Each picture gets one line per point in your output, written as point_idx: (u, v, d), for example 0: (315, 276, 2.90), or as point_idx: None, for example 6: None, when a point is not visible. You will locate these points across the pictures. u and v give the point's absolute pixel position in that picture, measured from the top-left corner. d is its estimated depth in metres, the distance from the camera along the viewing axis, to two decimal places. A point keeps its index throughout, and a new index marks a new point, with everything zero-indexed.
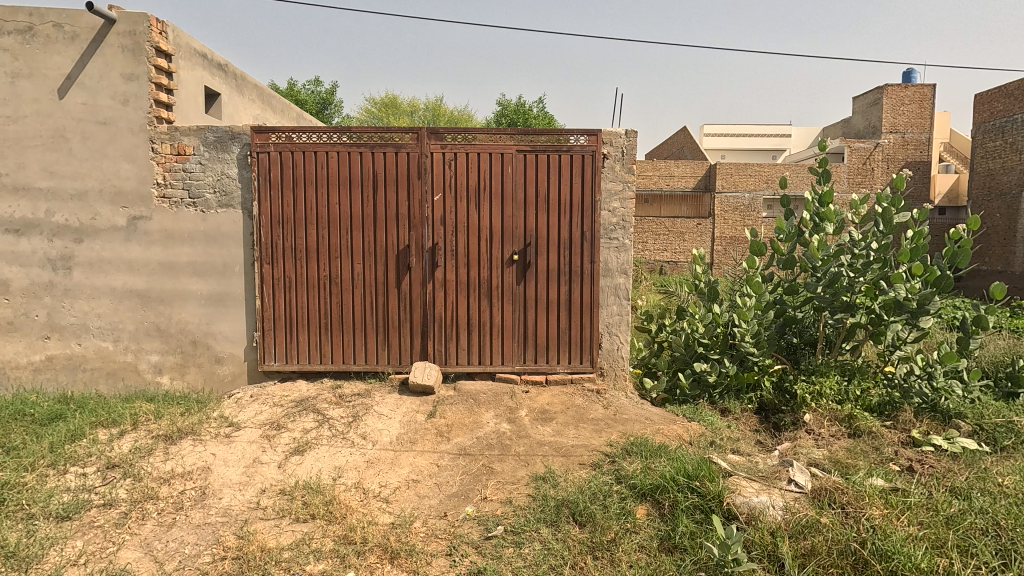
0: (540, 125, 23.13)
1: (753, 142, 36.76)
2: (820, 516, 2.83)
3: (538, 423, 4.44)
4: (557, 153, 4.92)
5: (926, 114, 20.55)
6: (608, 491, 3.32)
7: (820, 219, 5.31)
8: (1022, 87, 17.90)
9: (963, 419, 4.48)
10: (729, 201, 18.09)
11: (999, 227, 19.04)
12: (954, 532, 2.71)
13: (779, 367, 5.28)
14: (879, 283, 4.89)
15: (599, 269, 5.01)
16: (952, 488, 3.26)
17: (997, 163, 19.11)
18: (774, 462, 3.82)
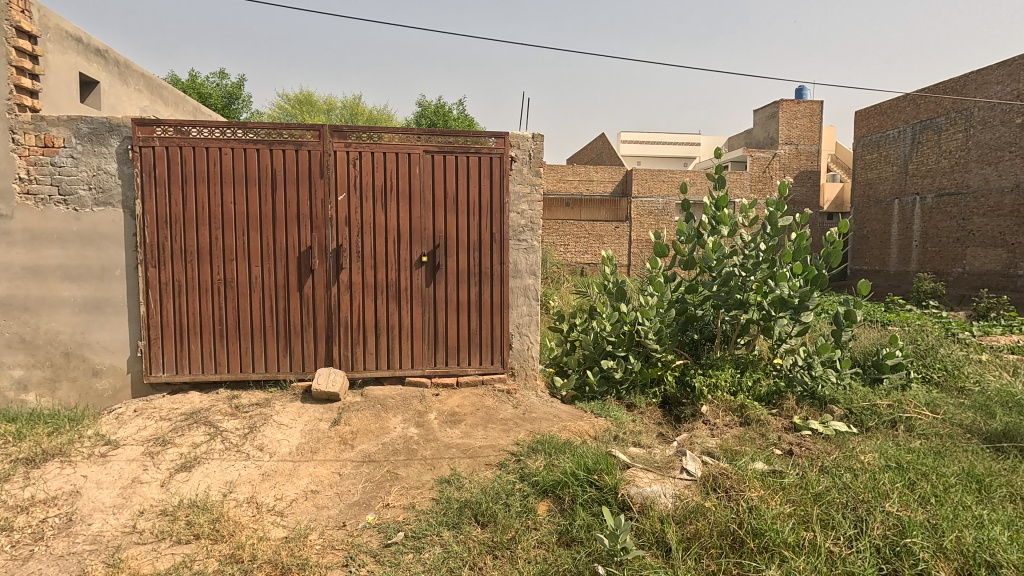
0: (460, 126, 23.11)
1: (667, 150, 38.81)
2: (705, 501, 3.01)
3: (446, 426, 4.40)
4: (465, 154, 4.91)
5: (815, 128, 22.58)
6: (510, 490, 3.35)
7: (716, 223, 5.62)
8: (893, 106, 20.46)
9: (836, 404, 4.94)
10: (644, 205, 18.99)
11: (876, 231, 21.22)
12: (820, 506, 2.96)
13: (680, 362, 5.57)
14: (767, 281, 5.27)
15: (509, 270, 5.06)
16: (822, 468, 3.56)
17: (874, 174, 21.34)
18: (671, 453, 4.01)
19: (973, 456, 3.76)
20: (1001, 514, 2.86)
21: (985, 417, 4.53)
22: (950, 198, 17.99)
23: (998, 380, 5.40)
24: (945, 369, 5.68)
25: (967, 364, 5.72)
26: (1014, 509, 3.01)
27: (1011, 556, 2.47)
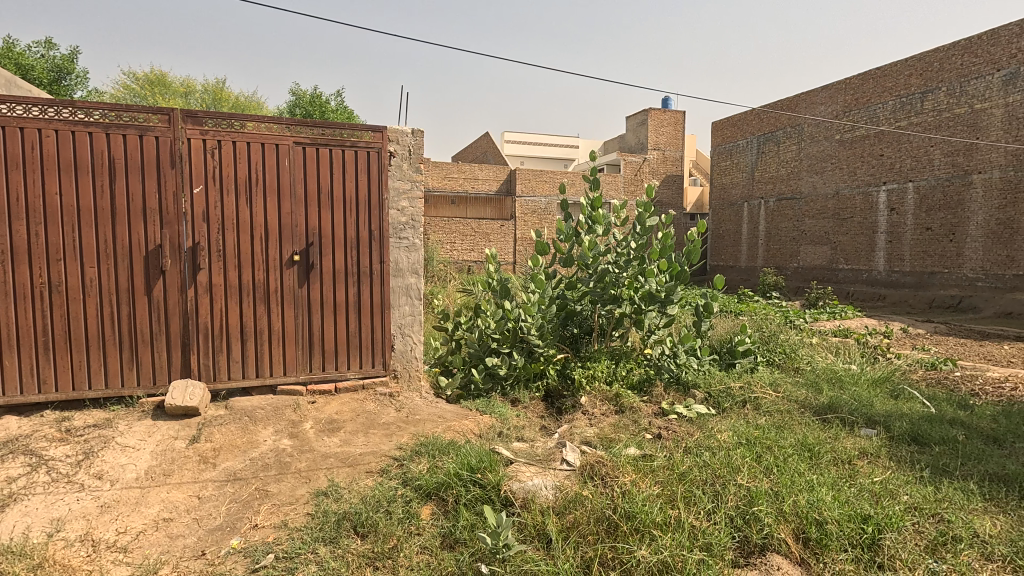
0: (339, 119, 22.05)
1: (549, 151, 40.19)
2: (582, 490, 3.13)
3: (323, 435, 4.15)
4: (340, 148, 4.66)
5: (679, 136, 24.67)
6: (392, 497, 3.23)
7: (592, 222, 5.89)
8: (743, 119, 23.05)
9: (698, 388, 5.42)
10: (528, 205, 19.50)
11: (730, 230, 23.74)
12: (684, 485, 3.22)
13: (562, 357, 5.77)
14: (637, 278, 5.62)
15: (389, 269, 4.90)
16: (686, 448, 3.88)
17: (728, 180, 23.86)
18: (553, 445, 4.13)
19: (806, 427, 4.34)
20: (827, 476, 3.32)
21: (815, 393, 5.25)
22: (787, 202, 20.91)
23: (824, 360, 6.29)
24: (784, 352, 6.47)
25: (800, 347, 6.57)
26: (836, 470, 3.51)
27: (834, 513, 2.86)
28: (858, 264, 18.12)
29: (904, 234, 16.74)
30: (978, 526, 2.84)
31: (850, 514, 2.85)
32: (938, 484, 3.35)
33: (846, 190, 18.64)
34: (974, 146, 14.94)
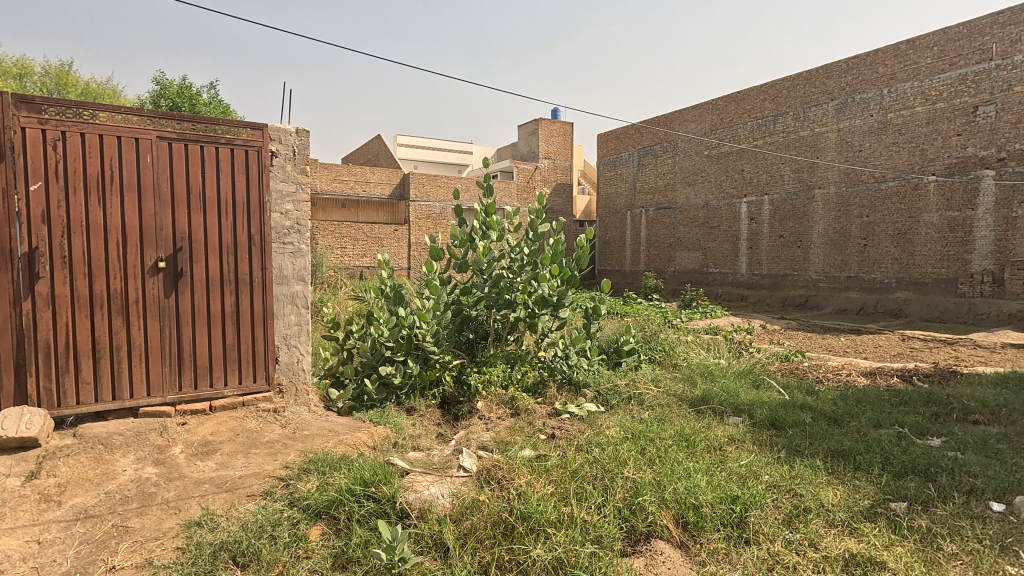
0: (212, 113, 20.34)
1: (442, 156, 40.07)
2: (479, 495, 3.14)
3: (196, 459, 3.78)
4: (214, 145, 4.30)
5: (567, 146, 25.75)
6: (277, 521, 3.01)
7: (486, 227, 5.94)
8: (624, 132, 24.61)
9: (587, 388, 5.68)
10: (422, 209, 19.31)
11: (615, 237, 25.21)
12: (576, 482, 3.34)
13: (458, 362, 5.77)
14: (531, 282, 5.77)
15: (271, 276, 4.60)
16: (579, 446, 4.04)
17: (613, 189, 25.33)
18: (449, 452, 4.10)
19: (683, 418, 4.71)
20: (702, 463, 3.62)
21: (691, 386, 5.72)
22: (664, 212, 22.65)
23: (698, 356, 6.87)
24: (664, 350, 6.97)
25: (678, 345, 7.13)
26: (709, 457, 3.84)
27: (709, 497, 3.12)
28: (725, 267, 20.13)
29: (762, 241, 18.85)
30: (822, 497, 3.24)
31: (721, 496, 3.13)
32: (791, 463, 3.78)
33: (714, 202, 20.56)
34: (815, 165, 17.19)
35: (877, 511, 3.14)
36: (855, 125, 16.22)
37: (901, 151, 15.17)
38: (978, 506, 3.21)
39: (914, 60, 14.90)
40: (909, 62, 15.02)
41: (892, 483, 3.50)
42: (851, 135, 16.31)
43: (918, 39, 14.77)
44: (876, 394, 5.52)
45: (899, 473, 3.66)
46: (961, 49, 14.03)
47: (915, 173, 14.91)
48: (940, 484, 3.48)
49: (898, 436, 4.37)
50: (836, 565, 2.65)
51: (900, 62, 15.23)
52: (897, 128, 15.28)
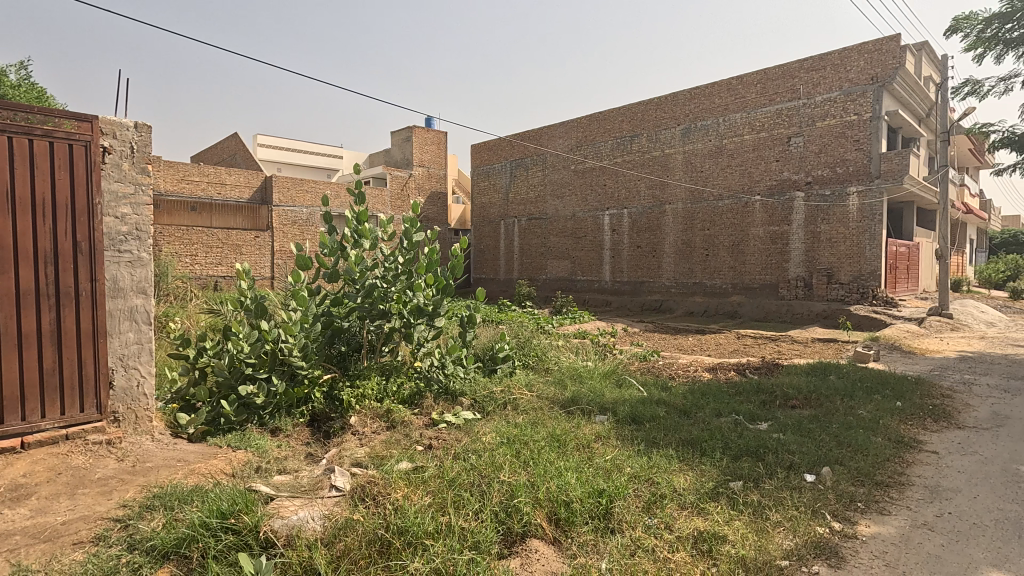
0: (22, 97, 17.25)
1: (308, 158, 37.92)
2: (353, 515, 3.02)
3: (2, 508, 3.16)
4: (27, 137, 3.67)
5: (441, 155, 25.77)
6: (112, 569, 2.62)
7: (358, 236, 5.72)
8: (497, 144, 25.25)
9: (464, 396, 5.73)
10: (287, 215, 18.11)
11: (490, 246, 25.74)
12: (453, 490, 3.36)
13: (328, 377, 5.48)
14: (405, 291, 5.69)
15: (104, 288, 4.03)
16: (456, 454, 4.05)
17: (486, 199, 25.85)
18: (319, 472, 3.88)
19: (554, 420, 4.94)
20: (572, 462, 3.82)
21: (561, 388, 6.03)
22: (535, 222, 23.60)
23: (568, 359, 7.27)
24: (536, 356, 7.26)
25: (549, 350, 7.46)
26: (578, 454, 4.07)
27: (578, 492, 3.30)
28: (590, 275, 21.51)
29: (622, 251, 20.43)
30: (675, 483, 3.60)
31: (589, 491, 3.34)
32: (650, 454, 4.15)
33: (580, 214, 21.85)
34: (666, 183, 19.06)
35: (719, 490, 3.56)
36: (697, 148, 18.28)
37: (734, 173, 17.39)
38: (794, 478, 3.79)
39: (742, 94, 17.18)
40: (738, 96, 17.28)
41: (731, 465, 3.99)
42: (694, 157, 18.34)
43: (745, 76, 17.06)
44: (717, 387, 6.24)
45: (735, 455, 4.19)
46: (777, 88, 16.47)
47: (744, 192, 17.16)
48: (766, 462, 4.04)
49: (734, 423, 5.00)
50: (687, 543, 2.96)
51: (731, 96, 17.47)
52: (731, 152, 17.48)
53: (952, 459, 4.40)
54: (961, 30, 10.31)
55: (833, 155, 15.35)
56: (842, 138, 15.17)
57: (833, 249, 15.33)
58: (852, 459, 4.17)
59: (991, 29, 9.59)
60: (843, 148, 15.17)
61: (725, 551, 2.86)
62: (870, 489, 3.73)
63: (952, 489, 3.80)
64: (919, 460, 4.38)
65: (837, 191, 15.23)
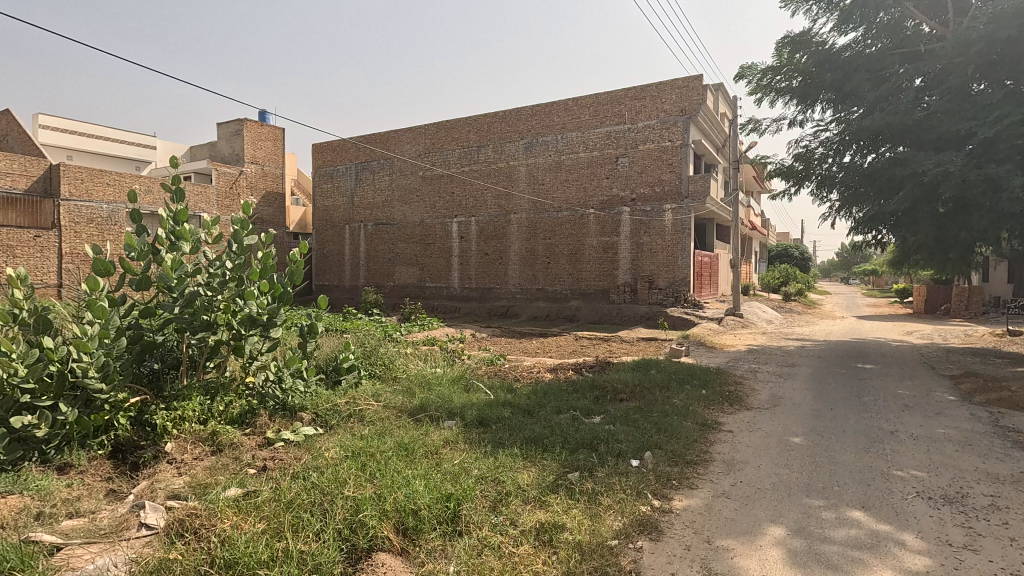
0: None
1: (110, 146, 32.59)
2: (168, 554, 2.67)
3: None
4: None
5: (278, 152, 23.92)
6: None
7: (177, 237, 4.97)
8: (341, 145, 24.19)
9: (304, 411, 5.38)
10: (81, 211, 15.39)
11: (333, 251, 24.51)
12: (291, 512, 3.13)
13: (138, 400, 4.73)
14: (235, 300, 5.15)
15: None
16: (294, 473, 3.79)
17: (329, 202, 24.57)
18: (125, 511, 3.35)
19: (402, 429, 4.87)
20: (421, 469, 3.80)
21: (409, 396, 5.96)
22: (382, 227, 23.02)
23: (416, 367, 7.20)
24: (384, 364, 7.07)
25: (397, 358, 7.33)
26: (426, 461, 4.06)
27: (426, 499, 3.29)
28: (439, 282, 21.57)
29: (470, 258, 20.85)
30: (520, 480, 3.77)
31: (437, 496, 3.34)
32: (496, 454, 4.29)
33: (428, 220, 21.82)
34: (510, 194, 19.90)
35: (559, 482, 3.81)
36: (538, 162, 19.38)
37: (571, 187, 18.78)
38: (622, 464, 4.20)
39: (578, 115, 18.61)
40: (574, 116, 18.69)
41: (570, 457, 4.29)
42: (536, 171, 19.41)
43: (580, 99, 18.52)
44: (558, 386, 6.67)
45: (574, 448, 4.51)
46: (607, 112, 18.13)
47: (580, 205, 18.61)
48: (599, 452, 4.42)
49: (572, 418, 5.38)
50: (530, 535, 3.12)
51: (567, 115, 18.83)
52: (568, 168, 18.83)
53: (743, 436, 5.22)
54: (747, 77, 12.36)
55: (652, 175, 17.36)
56: (659, 161, 17.24)
57: (653, 259, 17.33)
58: (669, 443, 4.74)
59: (767, 78, 11.65)
60: (660, 170, 17.23)
61: (564, 538, 3.06)
62: (682, 468, 4.27)
63: (743, 461, 4.52)
64: (719, 439, 5.13)
65: (655, 208, 17.27)
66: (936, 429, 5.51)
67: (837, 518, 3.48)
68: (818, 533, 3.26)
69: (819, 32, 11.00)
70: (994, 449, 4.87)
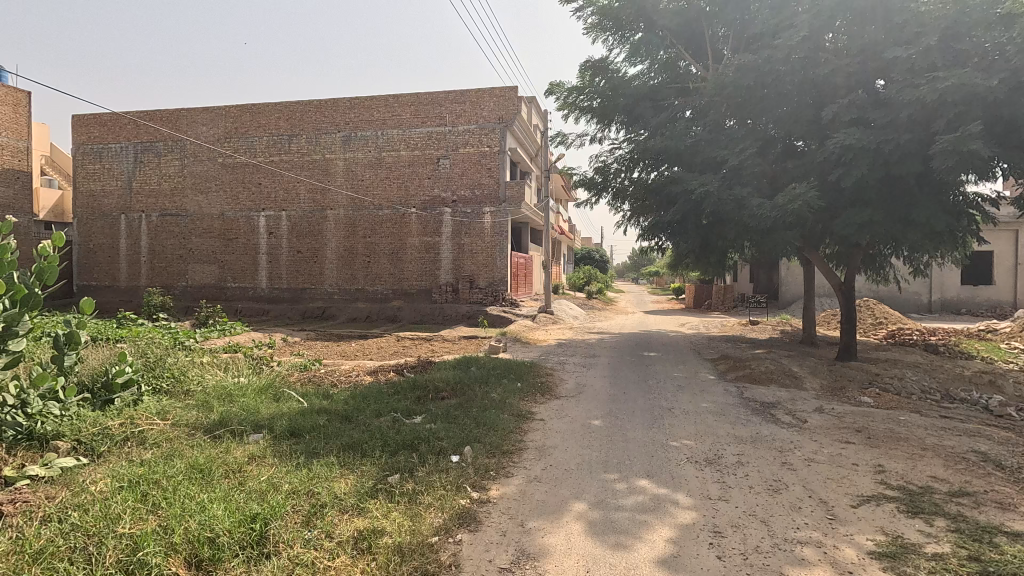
0: None
1: None
2: None
3: None
4: None
5: (21, 121, 19.23)
6: None
7: None
8: (113, 120, 20.39)
9: (62, 439, 4.31)
10: None
11: (103, 245, 20.57)
12: (41, 565, 2.55)
13: None
14: None
15: None
16: (45, 517, 3.08)
17: (97, 186, 20.54)
18: None
19: (196, 448, 4.28)
20: (219, 491, 3.39)
21: (206, 412, 5.26)
22: (171, 219, 20.00)
23: (214, 378, 6.39)
24: (173, 377, 6.12)
25: (190, 369, 6.41)
26: (227, 482, 3.64)
27: (226, 524, 2.94)
28: (243, 281, 19.48)
29: (280, 256, 19.21)
30: (335, 490, 3.59)
31: (239, 519, 3.00)
32: (310, 465, 4.02)
33: (229, 213, 19.54)
34: (326, 189, 18.81)
35: (378, 487, 3.72)
36: (357, 157, 18.63)
37: (391, 185, 18.45)
38: (443, 461, 4.26)
39: (398, 113, 18.32)
40: (395, 113, 18.35)
41: (390, 460, 4.21)
42: (355, 166, 18.64)
43: (401, 96, 18.25)
44: (378, 389, 6.50)
45: (394, 450, 4.44)
46: (428, 112, 18.16)
47: (401, 204, 18.39)
48: (420, 452, 4.42)
49: (393, 420, 5.30)
50: (348, 545, 2.98)
51: (387, 112, 18.43)
52: (389, 165, 18.45)
53: (553, 423, 5.69)
54: (555, 93, 13.43)
55: (472, 178, 17.93)
56: (478, 165, 17.88)
57: (473, 259, 17.93)
58: (487, 436, 4.95)
59: (573, 96, 12.81)
60: (479, 174, 17.88)
61: (383, 543, 3.00)
62: (498, 459, 4.49)
63: (552, 446, 4.92)
64: (532, 428, 5.52)
65: (474, 210, 17.89)
66: (701, 403, 6.66)
67: (627, 488, 3.98)
68: (612, 503, 3.70)
69: (614, 61, 12.48)
70: (739, 416, 6.06)
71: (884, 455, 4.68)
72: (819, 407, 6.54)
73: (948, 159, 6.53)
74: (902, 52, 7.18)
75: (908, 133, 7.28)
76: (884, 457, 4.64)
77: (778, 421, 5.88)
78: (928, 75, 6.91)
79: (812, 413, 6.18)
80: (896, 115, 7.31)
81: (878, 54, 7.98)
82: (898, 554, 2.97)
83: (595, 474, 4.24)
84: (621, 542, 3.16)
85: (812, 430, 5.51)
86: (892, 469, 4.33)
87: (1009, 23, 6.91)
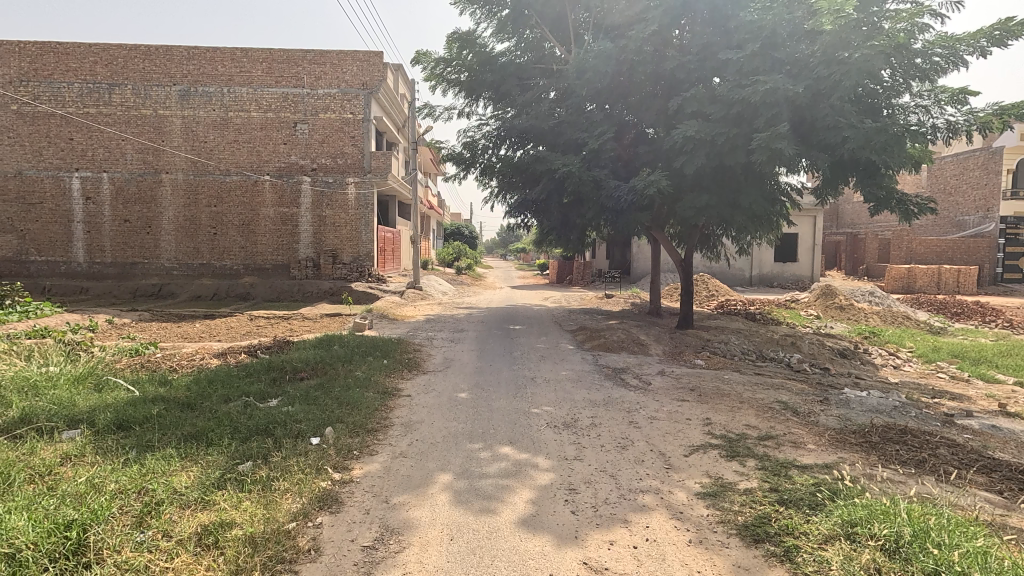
0: None
1: None
2: None
3: None
4: None
5: None
6: None
7: None
8: None
9: None
10: None
11: None
12: None
13: None
14: None
15: None
16: None
17: None
18: None
19: None
20: (20, 499, 2.88)
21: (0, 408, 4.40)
22: None
23: (13, 368, 5.35)
24: None
25: None
26: (32, 488, 3.10)
27: (29, 535, 2.49)
28: (52, 255, 16.54)
29: (102, 225, 16.61)
30: (174, 485, 3.24)
31: (50, 527, 2.57)
32: (141, 460, 3.58)
33: (30, 172, 16.34)
34: (159, 149, 16.50)
35: (225, 478, 3.43)
36: (197, 115, 16.55)
37: (241, 149, 16.72)
38: (301, 444, 4.05)
39: (247, 69, 16.50)
40: (243, 69, 16.51)
41: (240, 448, 3.90)
42: (195, 125, 16.55)
43: (250, 50, 16.43)
44: (226, 372, 5.96)
45: (245, 437, 4.13)
46: (282, 71, 16.62)
47: (253, 171, 16.78)
48: (275, 437, 4.14)
49: (244, 405, 4.90)
50: (189, 543, 2.73)
51: (234, 67, 16.51)
52: (237, 127, 16.66)
53: (421, 397, 5.70)
54: (422, 62, 13.07)
55: (334, 146, 16.91)
56: (341, 133, 16.89)
57: (336, 233, 17.05)
58: (350, 416, 4.80)
59: (440, 67, 12.56)
60: (342, 141, 16.92)
61: (231, 536, 2.78)
62: (361, 438, 4.38)
63: (419, 421, 4.92)
64: (399, 404, 5.47)
65: (338, 180, 16.94)
66: (560, 371, 7.09)
67: (490, 456, 4.12)
68: (476, 472, 3.81)
69: (481, 35, 12.40)
70: (593, 382, 6.56)
71: (711, 409, 5.38)
72: (661, 370, 7.33)
73: (766, 153, 7.51)
74: (733, 54, 8.02)
75: (736, 127, 8.23)
76: (711, 411, 5.33)
77: (627, 385, 6.48)
78: (752, 77, 7.83)
79: (655, 376, 6.91)
80: (727, 111, 8.21)
81: (714, 53, 8.85)
82: (718, 492, 3.45)
83: (466, 442, 4.36)
84: (487, 507, 3.28)
85: (655, 391, 6.16)
86: (717, 421, 4.99)
87: (812, 38, 8.08)
